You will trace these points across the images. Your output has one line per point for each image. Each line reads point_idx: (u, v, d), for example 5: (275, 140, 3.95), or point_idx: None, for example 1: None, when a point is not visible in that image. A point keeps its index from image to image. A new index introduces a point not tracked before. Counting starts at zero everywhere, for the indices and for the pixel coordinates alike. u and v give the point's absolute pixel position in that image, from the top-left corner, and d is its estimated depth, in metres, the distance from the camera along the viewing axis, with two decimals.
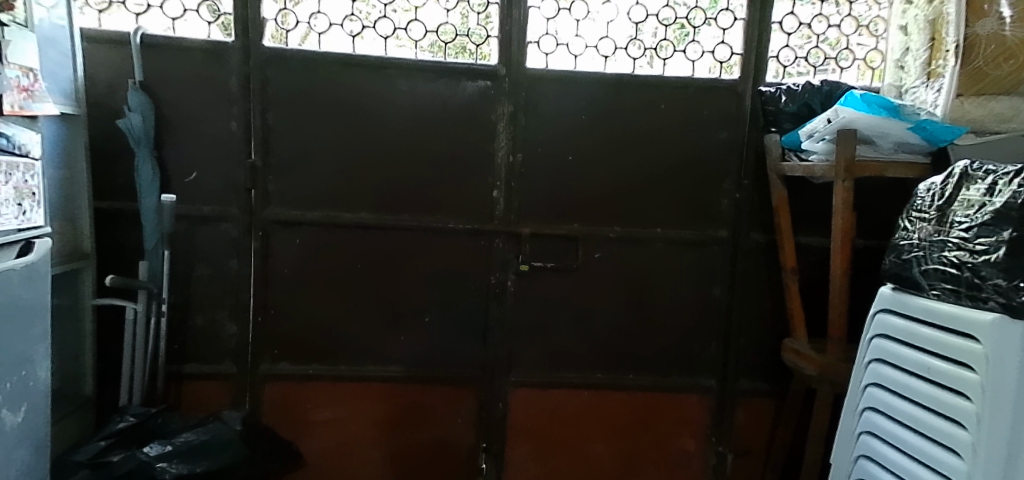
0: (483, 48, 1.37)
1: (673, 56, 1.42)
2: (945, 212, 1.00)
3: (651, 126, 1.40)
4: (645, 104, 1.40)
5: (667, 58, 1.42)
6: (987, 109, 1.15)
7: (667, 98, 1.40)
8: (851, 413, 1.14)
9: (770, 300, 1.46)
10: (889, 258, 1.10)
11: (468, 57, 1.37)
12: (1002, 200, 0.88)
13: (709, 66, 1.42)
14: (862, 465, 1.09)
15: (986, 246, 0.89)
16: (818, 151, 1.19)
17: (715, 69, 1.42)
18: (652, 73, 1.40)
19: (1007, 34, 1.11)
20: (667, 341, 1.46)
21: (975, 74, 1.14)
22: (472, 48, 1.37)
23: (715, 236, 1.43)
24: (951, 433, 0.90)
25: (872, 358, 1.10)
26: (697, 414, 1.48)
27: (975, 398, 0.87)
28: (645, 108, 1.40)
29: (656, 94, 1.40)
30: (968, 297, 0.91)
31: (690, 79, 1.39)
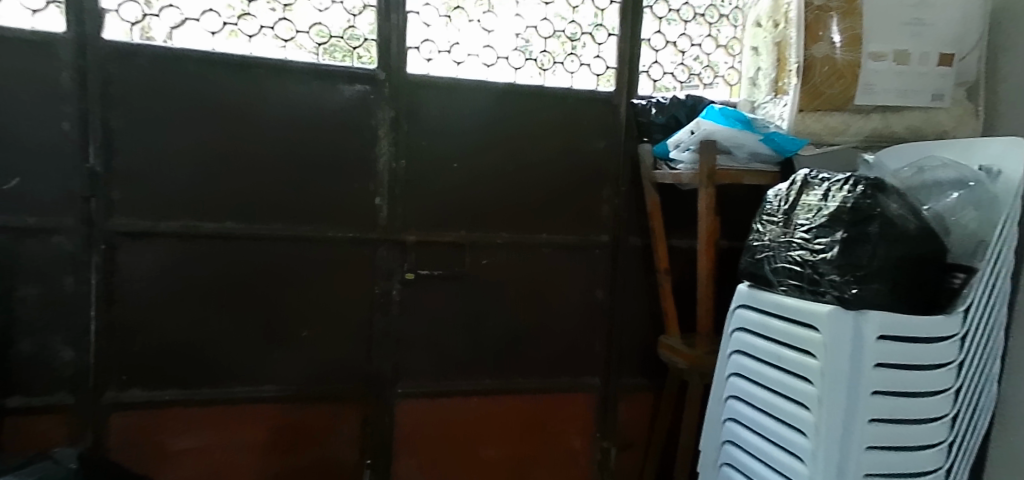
0: (362, 51, 1.34)
1: (552, 67, 1.47)
2: (790, 215, 1.11)
3: (533, 133, 1.43)
4: (527, 113, 1.43)
5: (548, 69, 1.47)
6: (823, 123, 1.27)
7: (547, 107, 1.44)
8: (716, 402, 1.22)
9: (648, 300, 1.54)
10: (745, 258, 1.20)
11: (344, 60, 1.33)
12: (835, 204, 1.00)
13: (587, 78, 1.49)
14: (726, 449, 1.18)
15: (822, 245, 1.00)
16: (685, 160, 1.30)
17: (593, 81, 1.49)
18: (534, 83, 1.44)
19: (837, 57, 1.22)
20: (552, 344, 1.49)
21: (812, 92, 1.24)
22: (349, 50, 1.33)
23: (596, 240, 1.49)
24: (798, 414, 1.00)
25: (734, 349, 1.19)
26: (584, 412, 1.53)
27: (816, 381, 0.97)
28: (527, 117, 1.43)
29: (537, 103, 1.43)
30: (809, 291, 1.02)
31: (569, 91, 1.44)
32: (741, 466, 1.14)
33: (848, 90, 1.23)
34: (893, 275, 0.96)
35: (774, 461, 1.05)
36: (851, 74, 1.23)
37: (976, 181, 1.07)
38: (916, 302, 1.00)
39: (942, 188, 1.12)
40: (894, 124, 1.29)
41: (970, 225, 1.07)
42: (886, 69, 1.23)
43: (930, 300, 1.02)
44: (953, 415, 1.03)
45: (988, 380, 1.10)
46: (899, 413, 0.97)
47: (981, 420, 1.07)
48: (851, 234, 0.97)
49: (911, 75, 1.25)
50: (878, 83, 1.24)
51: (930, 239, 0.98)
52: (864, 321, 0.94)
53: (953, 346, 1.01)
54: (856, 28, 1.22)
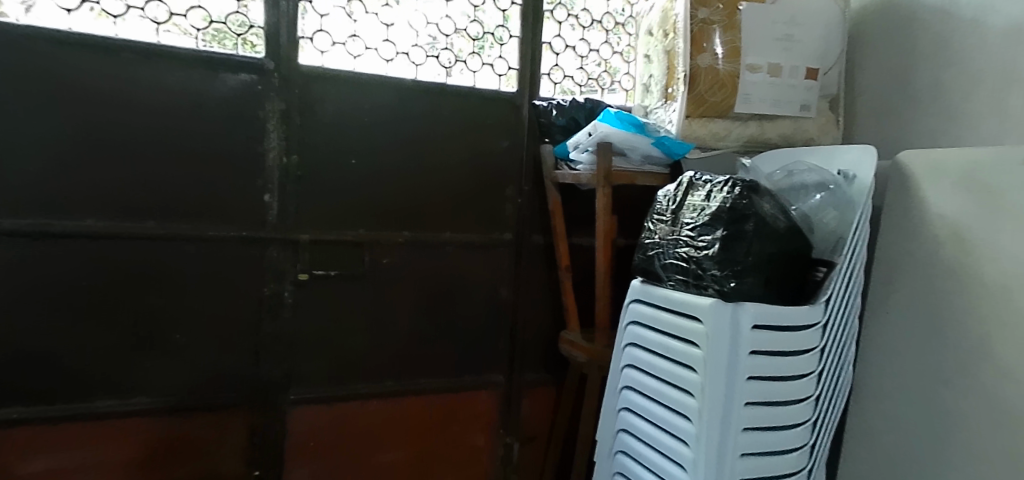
0: (248, 38, 1.26)
1: (455, 65, 1.46)
2: (677, 214, 1.17)
3: (434, 130, 1.42)
4: (428, 110, 1.41)
5: (450, 67, 1.46)
6: (708, 129, 1.36)
7: (449, 104, 1.43)
8: (612, 393, 1.27)
9: (550, 297, 1.58)
10: (638, 255, 1.25)
11: (227, 47, 1.25)
12: (716, 204, 1.08)
13: (490, 77, 1.49)
14: (621, 438, 1.23)
15: (705, 242, 1.07)
16: (584, 161, 1.34)
17: (496, 81, 1.50)
18: (435, 79, 1.43)
19: (719, 68, 1.31)
20: (454, 343, 1.49)
21: (697, 99, 1.32)
22: (233, 37, 1.25)
23: (499, 238, 1.50)
24: (684, 401, 1.06)
25: (628, 342, 1.24)
26: (488, 409, 1.54)
27: (700, 369, 1.03)
28: (428, 113, 1.41)
29: (439, 101, 1.42)
30: (694, 285, 1.08)
31: (470, 89, 1.44)
32: (634, 453, 1.19)
33: (729, 98, 1.32)
34: (766, 269, 1.05)
35: (663, 447, 1.11)
36: (732, 84, 1.32)
37: (835, 184, 1.20)
38: (786, 294, 1.09)
39: (807, 190, 1.22)
40: (769, 131, 1.40)
41: (831, 224, 1.19)
42: (762, 80, 1.33)
43: (797, 291, 1.12)
44: (817, 395, 1.13)
45: (846, 362, 1.22)
46: (772, 396, 1.05)
47: (838, 398, 1.19)
48: (730, 231, 1.04)
49: (783, 87, 1.35)
50: (755, 93, 1.33)
51: (797, 237, 1.08)
52: (741, 313, 1.01)
53: (816, 333, 1.11)
54: (735, 41, 1.30)
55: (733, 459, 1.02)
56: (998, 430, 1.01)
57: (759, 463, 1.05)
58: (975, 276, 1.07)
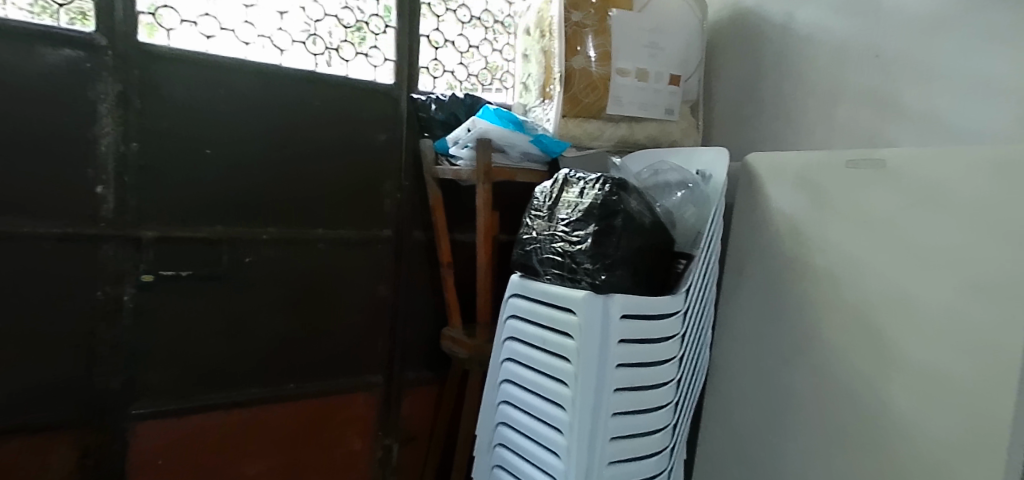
0: (75, 9, 1.14)
1: (324, 53, 1.40)
2: (553, 210, 1.20)
3: (303, 121, 1.35)
4: (294, 99, 1.33)
5: (319, 54, 1.39)
6: (583, 128, 1.40)
7: (320, 94, 1.37)
8: (492, 387, 1.27)
9: (433, 294, 1.55)
10: (516, 250, 1.26)
11: (50, 19, 1.13)
12: (588, 200, 1.13)
13: (363, 67, 1.45)
14: (501, 431, 1.24)
15: (579, 236, 1.11)
16: (464, 157, 1.34)
17: (370, 72, 1.46)
18: (302, 66, 1.36)
19: (592, 71, 1.35)
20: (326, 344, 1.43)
21: (572, 100, 1.36)
22: (56, 8, 1.13)
23: (378, 235, 1.46)
24: (560, 392, 1.09)
25: (507, 336, 1.24)
26: (366, 412, 1.50)
27: (573, 359, 1.06)
28: (295, 103, 1.33)
29: (308, 90, 1.35)
30: (568, 279, 1.12)
31: (342, 78, 1.39)
32: (513, 444, 1.20)
33: (601, 101, 1.38)
34: (634, 262, 1.11)
35: (540, 437, 1.13)
36: (603, 86, 1.37)
37: (694, 183, 1.30)
38: (650, 285, 1.15)
39: (670, 188, 1.31)
40: (638, 133, 1.48)
41: (690, 219, 1.28)
42: (631, 84, 1.39)
43: (661, 282, 1.19)
44: (677, 378, 1.21)
45: (704, 346, 1.33)
46: (638, 381, 1.11)
47: (696, 379, 1.30)
48: (601, 227, 1.09)
49: (649, 92, 1.43)
50: (625, 95, 1.39)
51: (660, 231, 1.15)
52: (611, 304, 1.06)
53: (677, 320, 1.19)
54: (606, 46, 1.35)
55: (604, 443, 1.06)
56: (827, 399, 1.15)
57: (627, 445, 1.10)
58: (807, 266, 1.21)
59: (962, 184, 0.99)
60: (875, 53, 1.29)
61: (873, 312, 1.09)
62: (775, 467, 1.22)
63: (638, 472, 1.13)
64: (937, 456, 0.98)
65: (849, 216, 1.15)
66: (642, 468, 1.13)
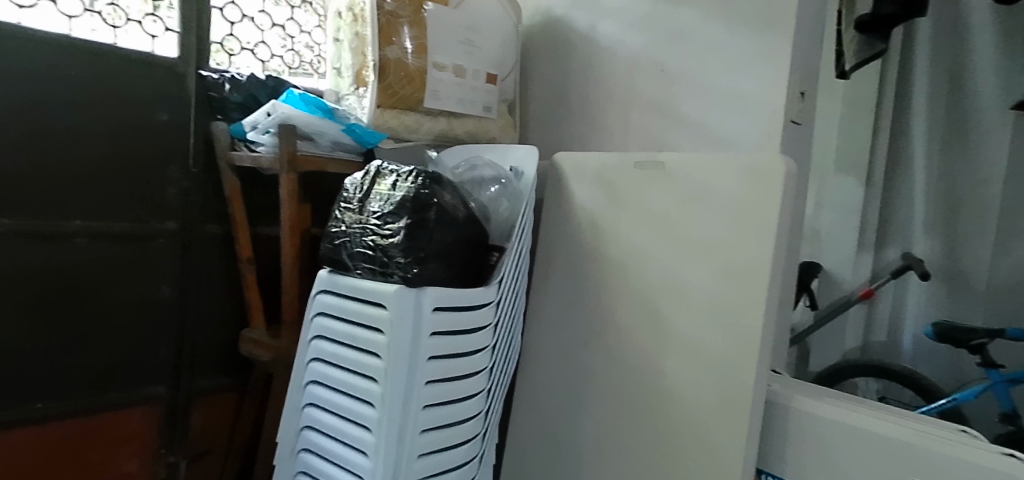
0: None
1: (82, 15, 1.27)
2: (364, 202, 1.15)
3: (50, 93, 1.18)
4: (35, 66, 1.16)
5: (74, 16, 1.26)
6: (400, 120, 1.36)
7: (74, 63, 1.20)
8: (296, 389, 1.20)
9: (230, 291, 1.49)
10: (324, 244, 1.18)
11: None
12: (401, 193, 1.09)
13: (136, 37, 1.33)
14: (305, 435, 1.18)
15: (391, 230, 1.07)
16: (265, 144, 1.24)
17: (145, 43, 1.34)
18: (52, 28, 1.22)
19: (408, 63, 1.32)
20: (90, 351, 1.29)
21: (387, 90, 1.31)
22: None
23: (159, 227, 1.35)
24: (369, 389, 1.05)
25: (313, 335, 1.18)
26: (142, 430, 1.38)
27: (383, 355, 1.03)
28: (36, 70, 1.16)
29: (55, 58, 1.18)
30: (380, 274, 1.07)
31: (108, 46, 1.24)
32: (318, 448, 1.15)
33: (418, 93, 1.35)
34: (448, 255, 1.10)
35: (348, 438, 1.09)
36: (420, 79, 1.35)
37: (506, 179, 1.36)
38: (463, 277, 1.17)
39: (484, 182, 1.35)
40: (457, 128, 1.48)
41: (503, 213, 1.32)
42: (448, 79, 1.39)
43: (474, 274, 1.21)
44: (489, 367, 1.25)
45: (515, 334, 1.40)
46: (450, 372, 1.11)
47: (507, 367, 1.35)
48: (414, 220, 1.06)
49: (467, 88, 1.44)
50: (442, 90, 1.39)
51: (473, 225, 1.17)
52: (424, 297, 1.04)
53: (490, 311, 1.22)
54: (421, 39, 1.34)
55: (413, 437, 1.05)
56: (618, 376, 1.27)
57: (439, 436, 1.10)
58: (603, 256, 1.33)
59: (722, 184, 1.16)
60: (661, 68, 1.46)
61: (657, 297, 1.24)
62: (575, 442, 1.32)
63: (449, 461, 1.14)
64: (701, 418, 1.14)
65: (638, 212, 1.29)
66: (452, 457, 1.14)
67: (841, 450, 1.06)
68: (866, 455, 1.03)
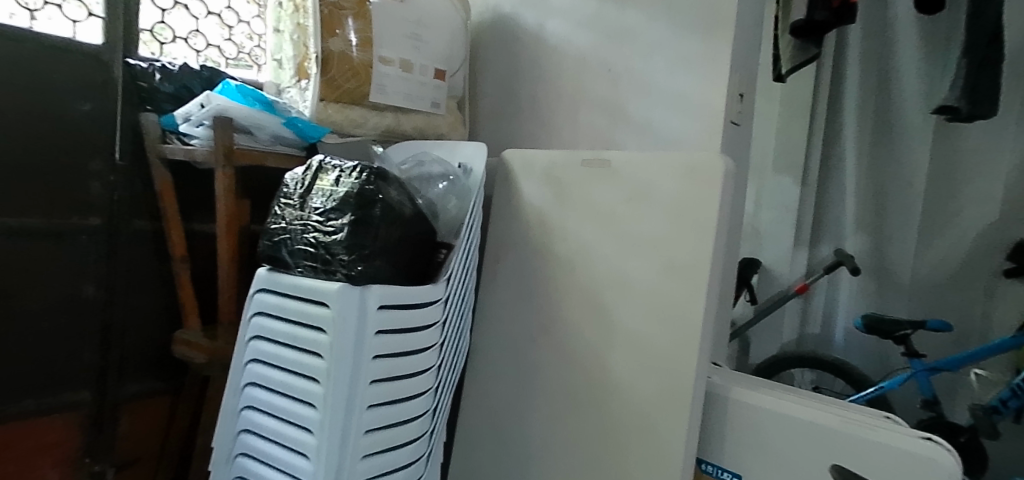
0: None
1: None
2: (305, 198, 1.12)
3: None
4: None
5: None
6: (344, 115, 1.33)
7: None
8: (233, 392, 1.16)
9: (162, 290, 1.43)
10: (263, 241, 1.14)
11: None
12: (344, 189, 1.07)
13: (55, 21, 1.26)
14: (243, 439, 1.14)
15: (334, 226, 1.04)
16: (199, 136, 1.19)
17: (66, 28, 1.27)
18: None
19: (353, 56, 1.29)
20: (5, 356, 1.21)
21: (331, 83, 1.28)
22: None
23: (82, 224, 1.27)
24: (310, 390, 1.02)
25: (251, 335, 1.13)
26: (64, 438, 1.30)
27: (326, 355, 1.00)
28: None
29: None
30: (322, 271, 1.04)
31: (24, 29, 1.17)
32: (257, 452, 1.11)
33: (363, 87, 1.32)
34: (394, 252, 1.08)
35: (289, 440, 1.06)
36: (365, 72, 1.32)
37: (455, 176, 1.34)
38: (410, 274, 1.15)
39: (432, 179, 1.32)
40: (405, 123, 1.45)
41: (452, 210, 1.31)
42: (394, 74, 1.37)
43: (422, 272, 1.19)
44: (437, 365, 1.23)
45: (464, 331, 1.39)
46: (396, 371, 1.09)
47: (455, 365, 1.34)
48: (358, 216, 1.04)
49: (414, 83, 1.42)
50: (389, 85, 1.37)
51: (421, 221, 1.15)
52: (368, 295, 1.01)
53: (437, 308, 1.20)
54: (367, 32, 1.31)
55: (356, 438, 1.03)
56: (566, 372, 1.29)
57: (384, 436, 1.08)
58: (551, 253, 1.34)
59: (665, 183, 1.19)
60: (608, 68, 1.48)
61: (603, 293, 1.25)
62: (523, 438, 1.32)
63: (394, 461, 1.12)
64: (644, 411, 1.17)
65: (585, 209, 1.30)
66: (398, 457, 1.12)
67: (776, 438, 1.11)
68: (799, 443, 1.08)
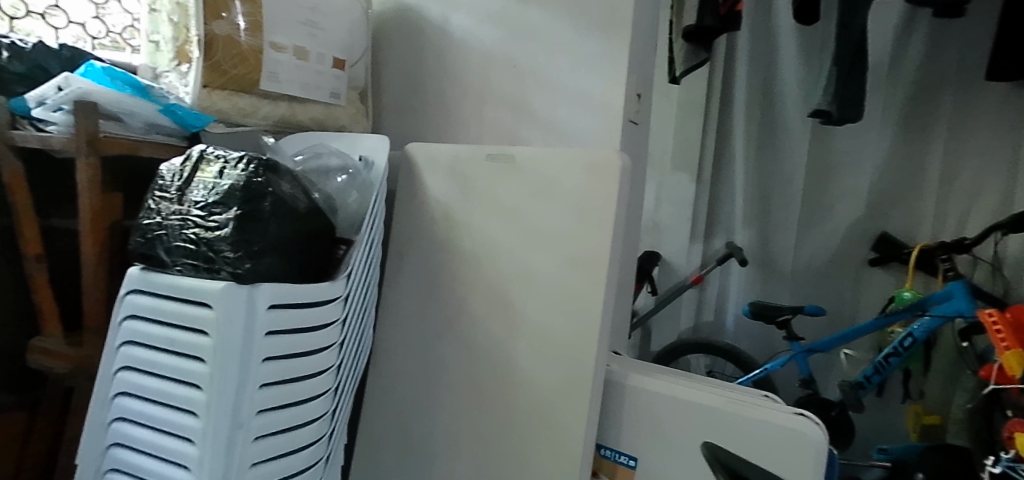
0: None
1: None
2: (184, 191, 1.03)
3: None
4: None
5: None
6: (231, 103, 1.25)
7: None
8: (99, 403, 1.05)
9: (14, 297, 1.32)
10: (134, 238, 1.04)
11: None
12: (228, 182, 0.99)
13: None
14: (115, 454, 1.05)
15: (217, 222, 0.97)
16: (57, 122, 1.07)
17: None
18: None
19: (241, 41, 1.21)
20: None
21: (215, 69, 1.20)
22: None
23: None
24: (190, 397, 0.95)
25: (122, 341, 1.04)
26: None
27: (208, 359, 0.93)
28: None
29: None
30: (204, 270, 0.96)
31: None
32: (131, 467, 1.03)
33: (252, 74, 1.25)
34: (287, 248, 1.02)
35: (166, 453, 0.98)
36: (254, 59, 1.24)
37: (355, 169, 1.29)
38: (308, 272, 1.09)
39: (330, 172, 1.26)
40: (300, 114, 1.39)
41: (353, 205, 1.26)
42: (287, 61, 1.31)
43: (320, 268, 1.13)
44: (337, 364, 1.18)
45: (367, 327, 1.35)
46: (290, 373, 1.03)
47: (357, 364, 1.30)
48: (245, 210, 0.97)
49: (310, 72, 1.36)
50: (281, 72, 1.30)
51: (318, 215, 1.09)
52: (257, 293, 0.96)
53: (338, 306, 1.14)
54: (256, 15, 1.23)
55: (244, 446, 0.97)
56: (472, 368, 1.28)
57: (276, 442, 1.03)
58: (457, 248, 1.33)
59: (565, 178, 1.22)
60: (513, 64, 1.49)
61: (507, 286, 1.26)
62: (428, 436, 1.31)
63: (289, 467, 1.07)
64: (546, 402, 1.19)
65: (490, 204, 1.30)
66: (293, 463, 1.07)
67: (669, 421, 1.18)
68: (689, 424, 1.16)
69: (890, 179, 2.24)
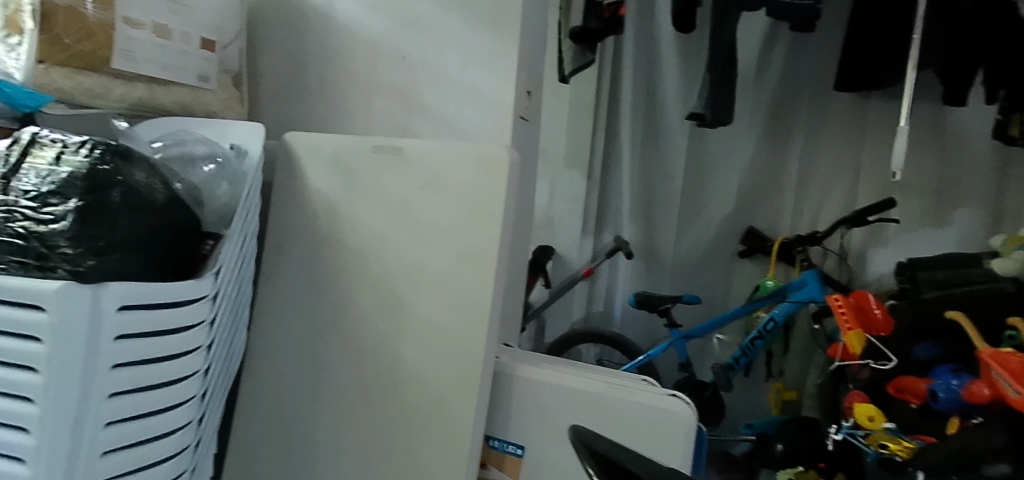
0: None
1: None
2: (9, 179, 0.90)
3: None
4: None
5: None
6: (76, 82, 1.12)
7: None
8: None
9: None
10: None
11: None
12: (67, 169, 0.87)
13: None
14: None
15: (53, 214, 0.84)
16: None
17: None
18: None
19: (87, 14, 1.09)
20: None
21: (54, 43, 1.08)
22: None
23: None
24: (19, 412, 0.84)
25: None
26: None
27: (41, 369, 0.82)
28: None
29: None
30: (36, 269, 0.84)
31: None
32: None
33: (101, 51, 1.13)
34: (141, 243, 0.92)
35: None
36: (104, 35, 1.12)
37: (224, 157, 1.21)
38: (168, 270, 1.01)
39: (195, 161, 1.16)
40: (161, 96, 1.26)
41: (222, 198, 1.18)
42: (146, 39, 1.19)
43: (182, 266, 1.05)
44: (204, 369, 1.10)
45: (240, 326, 1.26)
46: (146, 380, 0.95)
47: (229, 367, 1.22)
48: (89, 201, 0.86)
49: (173, 52, 1.25)
50: (139, 51, 1.18)
51: (176, 207, 1.01)
52: (105, 293, 0.85)
53: (205, 305, 1.04)
54: None
55: (89, 463, 0.88)
56: (358, 366, 1.24)
57: (128, 456, 0.94)
58: (341, 242, 1.28)
59: (453, 172, 1.21)
60: (401, 55, 1.46)
61: (395, 281, 1.24)
62: (310, 438, 1.25)
63: None
64: (433, 397, 1.19)
65: (374, 196, 1.27)
66: (151, 477, 0.99)
67: (556, 408, 1.21)
68: (572, 410, 1.20)
69: (756, 178, 2.45)
